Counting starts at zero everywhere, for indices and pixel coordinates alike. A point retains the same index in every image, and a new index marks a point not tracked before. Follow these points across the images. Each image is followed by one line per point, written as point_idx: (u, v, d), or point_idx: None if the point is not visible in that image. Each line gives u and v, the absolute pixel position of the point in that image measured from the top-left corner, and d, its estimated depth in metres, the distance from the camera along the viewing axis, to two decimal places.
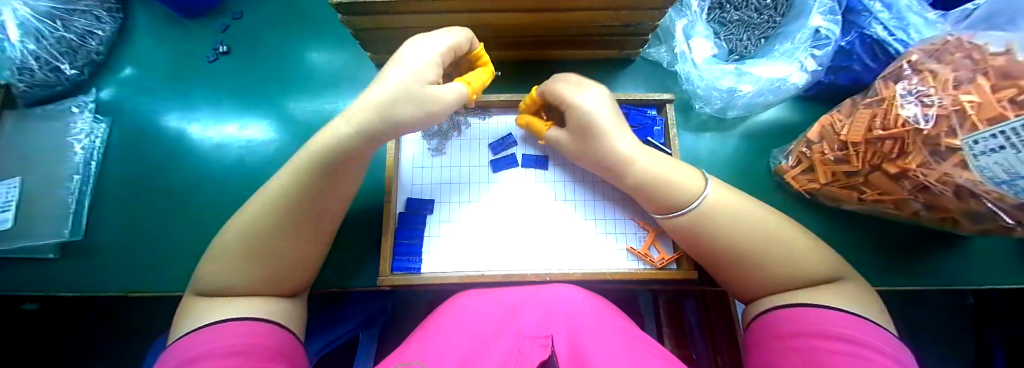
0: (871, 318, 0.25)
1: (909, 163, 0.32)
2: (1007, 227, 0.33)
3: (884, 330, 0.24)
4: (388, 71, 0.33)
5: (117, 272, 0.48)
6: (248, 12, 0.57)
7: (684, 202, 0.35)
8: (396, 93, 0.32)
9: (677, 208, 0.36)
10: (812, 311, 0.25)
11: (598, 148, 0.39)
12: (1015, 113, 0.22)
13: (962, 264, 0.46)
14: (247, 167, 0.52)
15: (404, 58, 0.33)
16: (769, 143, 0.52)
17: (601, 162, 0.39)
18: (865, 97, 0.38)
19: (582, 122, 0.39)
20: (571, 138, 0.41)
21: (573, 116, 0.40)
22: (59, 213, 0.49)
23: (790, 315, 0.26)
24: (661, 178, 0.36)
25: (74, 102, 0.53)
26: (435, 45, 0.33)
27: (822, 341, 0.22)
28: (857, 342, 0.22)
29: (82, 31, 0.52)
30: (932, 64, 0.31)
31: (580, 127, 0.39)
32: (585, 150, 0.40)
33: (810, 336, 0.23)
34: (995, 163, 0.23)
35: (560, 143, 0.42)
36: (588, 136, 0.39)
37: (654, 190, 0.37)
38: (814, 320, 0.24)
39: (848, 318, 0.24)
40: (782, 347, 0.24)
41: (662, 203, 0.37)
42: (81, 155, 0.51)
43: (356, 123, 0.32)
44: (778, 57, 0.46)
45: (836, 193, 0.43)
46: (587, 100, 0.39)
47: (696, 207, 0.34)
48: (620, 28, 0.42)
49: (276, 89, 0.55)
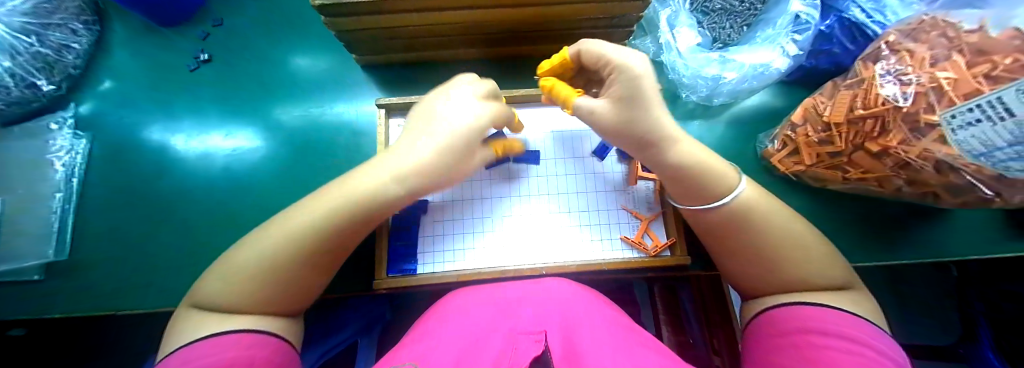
0: (862, 316, 0.26)
1: (890, 140, 0.33)
2: (985, 198, 0.34)
3: (877, 328, 0.25)
4: (430, 125, 0.37)
5: (105, 292, 0.47)
6: (229, 18, 0.56)
7: (716, 193, 0.32)
8: (441, 150, 0.36)
9: (711, 200, 0.33)
10: (813, 310, 0.26)
11: (645, 120, 0.32)
12: (990, 88, 0.23)
13: (943, 237, 0.47)
14: (236, 177, 0.52)
15: (444, 115, 0.38)
16: (754, 128, 0.53)
17: (642, 138, 0.33)
18: (846, 79, 0.39)
19: (629, 84, 0.31)
20: (608, 105, 0.33)
21: (616, 79, 0.32)
22: (43, 233, 0.48)
23: (788, 313, 0.27)
24: (695, 168, 0.32)
25: (53, 119, 0.52)
26: (482, 112, 0.38)
27: (821, 337, 0.23)
28: (854, 340, 0.23)
29: (58, 45, 0.50)
30: (908, 43, 0.32)
31: (624, 92, 0.32)
32: (626, 123, 0.33)
33: (808, 333, 0.24)
34: (973, 136, 0.24)
35: (593, 111, 0.35)
36: (633, 104, 0.31)
37: (688, 178, 0.33)
38: (814, 318, 0.25)
39: (844, 317, 0.25)
40: (784, 343, 0.24)
41: (693, 193, 0.33)
42: (62, 172, 0.50)
43: (393, 173, 0.34)
44: (762, 43, 0.47)
45: (821, 173, 0.44)
46: (636, 59, 0.31)
47: (728, 202, 0.32)
48: (606, 20, 0.42)
49: (262, 97, 0.54)
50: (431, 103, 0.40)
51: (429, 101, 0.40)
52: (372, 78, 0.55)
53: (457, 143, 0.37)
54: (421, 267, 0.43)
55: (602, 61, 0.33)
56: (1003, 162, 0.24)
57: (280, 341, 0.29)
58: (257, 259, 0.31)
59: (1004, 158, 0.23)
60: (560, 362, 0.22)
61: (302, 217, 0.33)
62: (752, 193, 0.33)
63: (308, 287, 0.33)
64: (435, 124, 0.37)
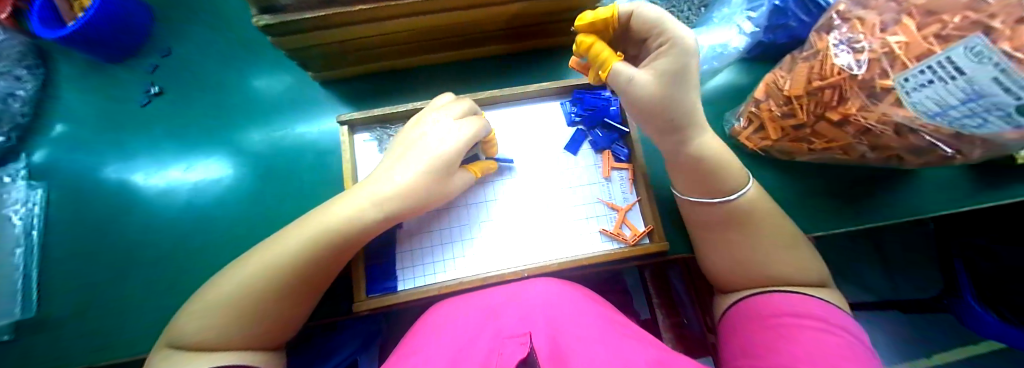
0: (826, 298, 0.31)
1: (849, 108, 0.33)
2: (947, 156, 0.35)
3: (841, 310, 0.29)
4: (409, 151, 0.37)
5: (81, 342, 0.47)
6: (176, 48, 0.54)
7: (731, 188, 0.35)
8: (421, 173, 0.35)
9: (725, 193, 0.35)
10: (780, 296, 0.31)
11: (687, 100, 0.30)
12: (941, 47, 0.22)
13: (912, 196, 0.49)
14: (203, 211, 0.51)
15: (422, 141, 0.38)
16: (722, 107, 0.53)
17: (680, 119, 0.32)
18: (802, 51, 0.39)
19: (687, 60, 0.28)
20: (659, 76, 0.29)
21: (672, 49, 0.28)
22: (9, 289, 0.47)
23: (766, 298, 0.31)
24: (709, 159, 0.34)
25: (5, 172, 0.50)
26: (460, 135, 0.37)
27: (790, 317, 0.28)
28: (817, 318, 0.27)
29: (0, 94, 0.50)
30: (857, 10, 0.32)
31: (681, 66, 0.28)
32: (672, 101, 0.30)
33: (781, 316, 0.28)
34: (928, 97, 0.23)
35: (640, 83, 0.29)
36: (684, 81, 0.29)
37: (703, 168, 0.35)
38: (782, 303, 0.30)
39: (804, 299, 0.30)
40: (761, 326, 0.28)
41: (710, 185, 0.35)
42: (21, 225, 0.49)
43: (372, 198, 0.34)
44: (720, 23, 0.47)
45: (787, 147, 0.44)
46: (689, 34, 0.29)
47: (734, 199, 0.35)
48: (561, 14, 0.42)
49: (222, 125, 0.53)
50: (411, 130, 0.40)
51: (409, 129, 0.40)
52: (333, 95, 0.53)
53: (443, 170, 0.37)
54: (402, 283, 0.43)
55: (654, 28, 0.28)
56: (959, 120, 0.24)
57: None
58: (221, 298, 0.30)
59: (959, 116, 0.23)
60: (548, 358, 0.22)
61: (267, 249, 0.33)
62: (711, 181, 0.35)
63: (281, 319, 0.33)
64: (414, 150, 0.37)
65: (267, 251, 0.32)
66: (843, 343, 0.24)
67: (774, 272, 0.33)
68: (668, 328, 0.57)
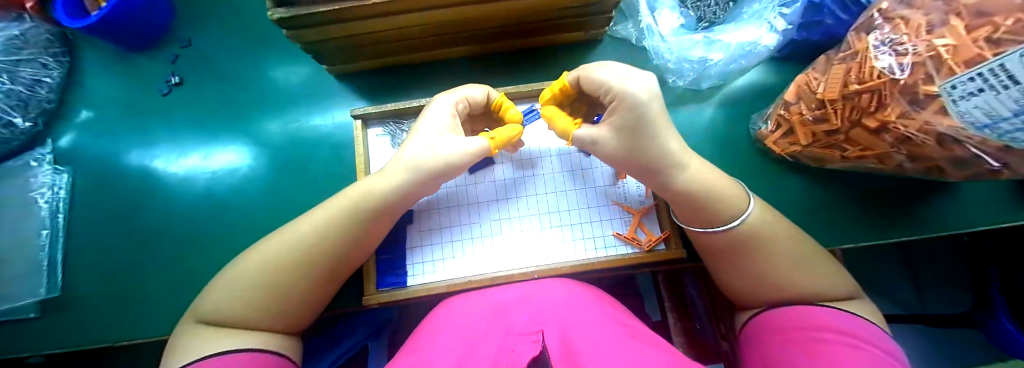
0: (858, 313, 0.29)
1: (888, 115, 0.31)
2: (993, 169, 0.32)
3: (874, 325, 0.27)
4: (416, 141, 0.36)
5: (99, 323, 0.49)
6: (196, 38, 0.55)
7: (725, 217, 0.33)
8: (421, 169, 0.35)
9: (717, 222, 0.34)
10: (805, 309, 0.29)
11: (653, 146, 0.32)
12: (992, 53, 0.20)
13: (947, 210, 0.46)
14: (219, 199, 0.51)
15: (426, 130, 0.36)
16: (747, 108, 0.51)
17: (652, 164, 0.33)
18: (839, 52, 0.36)
19: (636, 113, 0.31)
20: (613, 134, 0.33)
21: (620, 108, 0.32)
22: (32, 270, 0.49)
23: (790, 311, 0.30)
24: (704, 189, 0.33)
25: (32, 156, 0.52)
26: (452, 98, 0.37)
27: (816, 332, 0.27)
28: (848, 334, 0.26)
29: (29, 81, 0.50)
30: (902, 9, 0.29)
31: (630, 121, 0.31)
32: (633, 151, 0.33)
33: (805, 329, 0.27)
34: (976, 107, 0.22)
35: (597, 142, 0.35)
36: (641, 133, 0.32)
37: (697, 200, 0.34)
38: (806, 316, 0.29)
39: (832, 313, 0.28)
40: (783, 339, 0.28)
41: (701, 216, 0.34)
42: (46, 208, 0.50)
43: (395, 179, 0.35)
44: (748, 20, 0.44)
45: (817, 153, 0.43)
46: (641, 83, 0.31)
47: (735, 226, 0.33)
48: (581, 8, 0.40)
49: (238, 115, 0.53)
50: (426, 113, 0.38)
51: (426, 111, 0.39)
52: (348, 88, 0.53)
53: (438, 127, 0.36)
54: (411, 278, 0.43)
55: (602, 91, 0.33)
56: (1009, 133, 0.22)
57: (286, 362, 0.30)
58: (236, 286, 0.31)
59: (1010, 129, 0.21)
60: (559, 358, 0.21)
61: (278, 241, 0.33)
62: (728, 192, 0.34)
63: (292, 310, 0.33)
64: (418, 141, 0.36)
65: (280, 243, 0.33)
66: (877, 360, 0.23)
67: (801, 283, 0.31)
68: (679, 331, 0.56)
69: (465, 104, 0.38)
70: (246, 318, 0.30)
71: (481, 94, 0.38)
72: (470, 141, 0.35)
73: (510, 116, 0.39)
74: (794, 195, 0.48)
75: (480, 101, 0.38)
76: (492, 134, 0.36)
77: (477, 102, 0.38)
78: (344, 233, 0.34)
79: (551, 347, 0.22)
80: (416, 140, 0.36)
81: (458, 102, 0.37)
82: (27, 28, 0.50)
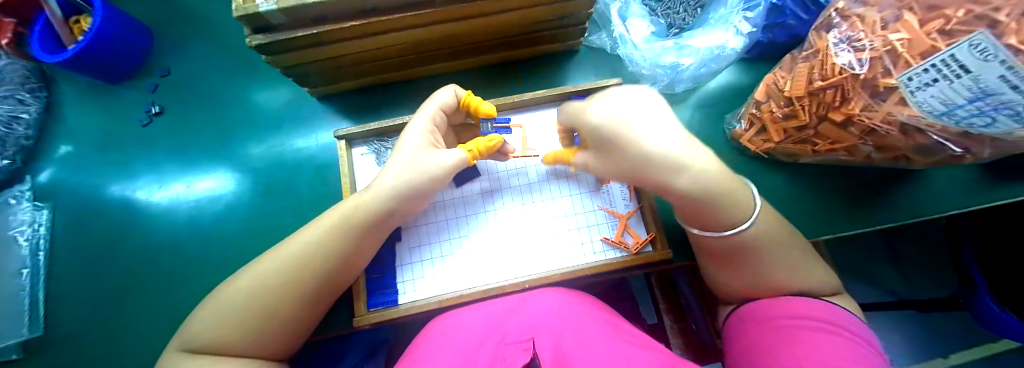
0: (832, 301, 0.30)
1: (853, 108, 0.32)
2: (956, 155, 0.34)
3: (847, 313, 0.28)
4: (399, 159, 0.35)
5: (88, 361, 0.48)
6: (176, 66, 0.55)
7: (730, 221, 0.30)
8: (407, 182, 0.34)
9: (727, 224, 0.30)
10: (785, 298, 0.30)
11: (629, 160, 0.28)
12: (945, 43, 0.21)
13: (921, 197, 0.48)
14: (204, 227, 0.51)
15: (407, 147, 0.35)
16: (723, 109, 0.52)
17: (635, 173, 0.29)
18: (802, 51, 0.38)
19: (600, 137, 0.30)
20: (595, 159, 0.33)
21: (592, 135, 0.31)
22: (14, 311, 0.48)
23: (770, 301, 0.30)
24: (717, 190, 0.28)
25: (11, 193, 0.51)
26: (427, 112, 0.37)
27: (795, 320, 0.27)
28: (824, 321, 0.27)
29: (5, 118, 0.50)
30: (857, 8, 0.31)
31: (600, 146, 0.31)
32: (617, 171, 0.31)
33: (785, 317, 0.28)
34: (933, 96, 0.23)
35: (590, 167, 0.34)
36: (611, 153, 0.30)
37: (710, 202, 0.28)
38: (787, 304, 0.29)
39: (811, 301, 0.29)
40: (764, 329, 0.28)
41: (710, 222, 0.31)
42: (27, 247, 0.50)
43: (376, 192, 0.34)
44: (715, 24, 0.45)
45: (791, 148, 0.44)
46: (598, 107, 0.30)
47: (746, 227, 0.30)
48: (555, 21, 0.41)
49: (222, 142, 0.53)
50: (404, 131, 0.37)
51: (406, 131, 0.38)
52: (332, 109, 0.54)
53: (422, 146, 0.36)
54: (401, 296, 0.42)
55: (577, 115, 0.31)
56: (965, 119, 0.23)
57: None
58: (224, 313, 0.30)
59: (966, 116, 0.22)
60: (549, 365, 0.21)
61: (265, 265, 0.33)
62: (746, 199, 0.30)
63: (282, 335, 0.33)
64: (402, 158, 0.35)
65: (266, 268, 0.32)
66: (852, 346, 0.24)
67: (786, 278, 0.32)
68: (676, 334, 0.54)
69: (441, 114, 0.39)
70: (238, 344, 0.30)
71: (452, 96, 0.39)
72: (450, 153, 0.36)
73: (485, 111, 0.40)
74: (775, 190, 0.50)
75: (452, 104, 0.39)
76: (470, 146, 0.38)
77: (450, 107, 0.39)
78: (331, 255, 0.34)
79: (542, 354, 0.23)
80: (399, 157, 0.35)
81: (436, 115, 0.38)
82: (2, 64, 0.50)
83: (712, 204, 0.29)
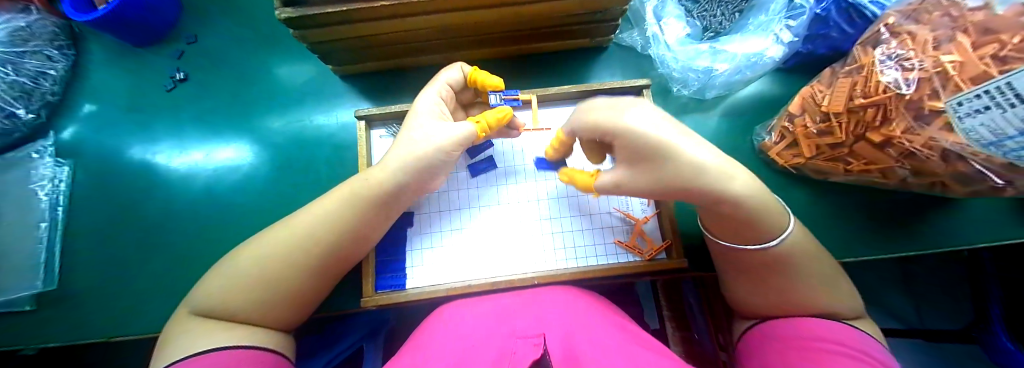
0: (851, 324, 0.29)
1: (893, 130, 0.31)
2: (997, 187, 0.32)
3: (871, 337, 0.28)
4: (408, 134, 0.35)
5: (96, 319, 0.48)
6: (202, 34, 0.55)
7: (765, 238, 0.29)
8: (416, 157, 0.34)
9: (763, 240, 0.29)
10: (807, 320, 0.29)
11: (670, 177, 0.25)
12: (1000, 70, 0.20)
13: (949, 228, 0.46)
14: (218, 195, 0.51)
15: (420, 125, 0.35)
16: (751, 120, 0.51)
17: (680, 191, 0.26)
18: (844, 65, 0.36)
19: (637, 149, 0.27)
20: (630, 174, 0.30)
21: (624, 148, 0.28)
22: (29, 262, 0.49)
23: (790, 322, 0.30)
24: (758, 199, 0.26)
25: (34, 148, 0.51)
26: (433, 88, 0.37)
27: (817, 343, 0.27)
28: (848, 346, 0.26)
29: (34, 73, 0.50)
30: (909, 25, 0.29)
31: (635, 158, 0.28)
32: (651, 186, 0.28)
33: (808, 339, 0.27)
34: (982, 124, 0.21)
35: (620, 187, 0.32)
36: (649, 164, 0.27)
37: (751, 215, 0.26)
38: (808, 326, 0.28)
39: (834, 325, 0.28)
40: (783, 348, 0.28)
41: (748, 235, 0.29)
42: (46, 201, 0.50)
43: (390, 170, 0.34)
44: (755, 31, 0.44)
45: (822, 165, 0.43)
46: (634, 116, 0.27)
47: (777, 243, 0.29)
48: (589, 15, 0.40)
49: (241, 113, 0.53)
50: (410, 112, 0.37)
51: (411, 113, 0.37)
52: (352, 89, 0.53)
53: (430, 119, 0.36)
54: (409, 281, 0.42)
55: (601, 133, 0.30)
56: (1015, 151, 0.22)
57: (282, 358, 0.30)
58: (231, 286, 0.30)
59: (1015, 147, 0.21)
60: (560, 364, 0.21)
61: (276, 239, 0.32)
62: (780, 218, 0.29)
63: (290, 311, 0.33)
64: (412, 135, 0.35)
65: (276, 245, 0.32)
66: None
67: (810, 303, 0.30)
68: (678, 341, 0.53)
69: (448, 90, 0.39)
70: (249, 313, 0.30)
71: (458, 74, 0.39)
72: (457, 126, 0.35)
73: (491, 85, 0.39)
74: (797, 208, 0.48)
75: (460, 81, 0.39)
76: (477, 119, 0.37)
77: (458, 84, 0.39)
78: (341, 236, 0.34)
79: (553, 350, 0.22)
80: (407, 134, 0.35)
81: (442, 90, 0.38)
82: (33, 20, 0.50)
83: (756, 210, 0.26)
